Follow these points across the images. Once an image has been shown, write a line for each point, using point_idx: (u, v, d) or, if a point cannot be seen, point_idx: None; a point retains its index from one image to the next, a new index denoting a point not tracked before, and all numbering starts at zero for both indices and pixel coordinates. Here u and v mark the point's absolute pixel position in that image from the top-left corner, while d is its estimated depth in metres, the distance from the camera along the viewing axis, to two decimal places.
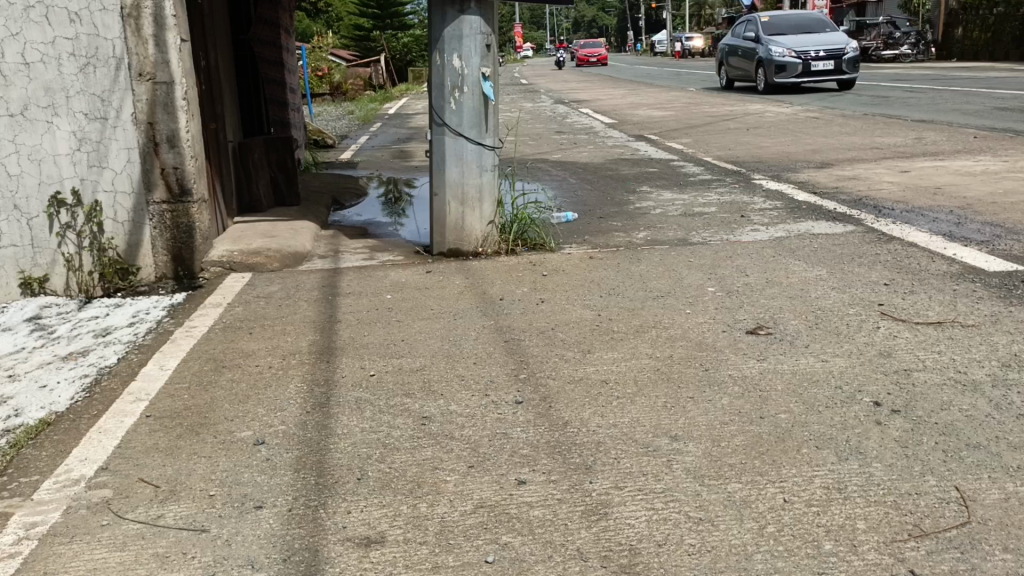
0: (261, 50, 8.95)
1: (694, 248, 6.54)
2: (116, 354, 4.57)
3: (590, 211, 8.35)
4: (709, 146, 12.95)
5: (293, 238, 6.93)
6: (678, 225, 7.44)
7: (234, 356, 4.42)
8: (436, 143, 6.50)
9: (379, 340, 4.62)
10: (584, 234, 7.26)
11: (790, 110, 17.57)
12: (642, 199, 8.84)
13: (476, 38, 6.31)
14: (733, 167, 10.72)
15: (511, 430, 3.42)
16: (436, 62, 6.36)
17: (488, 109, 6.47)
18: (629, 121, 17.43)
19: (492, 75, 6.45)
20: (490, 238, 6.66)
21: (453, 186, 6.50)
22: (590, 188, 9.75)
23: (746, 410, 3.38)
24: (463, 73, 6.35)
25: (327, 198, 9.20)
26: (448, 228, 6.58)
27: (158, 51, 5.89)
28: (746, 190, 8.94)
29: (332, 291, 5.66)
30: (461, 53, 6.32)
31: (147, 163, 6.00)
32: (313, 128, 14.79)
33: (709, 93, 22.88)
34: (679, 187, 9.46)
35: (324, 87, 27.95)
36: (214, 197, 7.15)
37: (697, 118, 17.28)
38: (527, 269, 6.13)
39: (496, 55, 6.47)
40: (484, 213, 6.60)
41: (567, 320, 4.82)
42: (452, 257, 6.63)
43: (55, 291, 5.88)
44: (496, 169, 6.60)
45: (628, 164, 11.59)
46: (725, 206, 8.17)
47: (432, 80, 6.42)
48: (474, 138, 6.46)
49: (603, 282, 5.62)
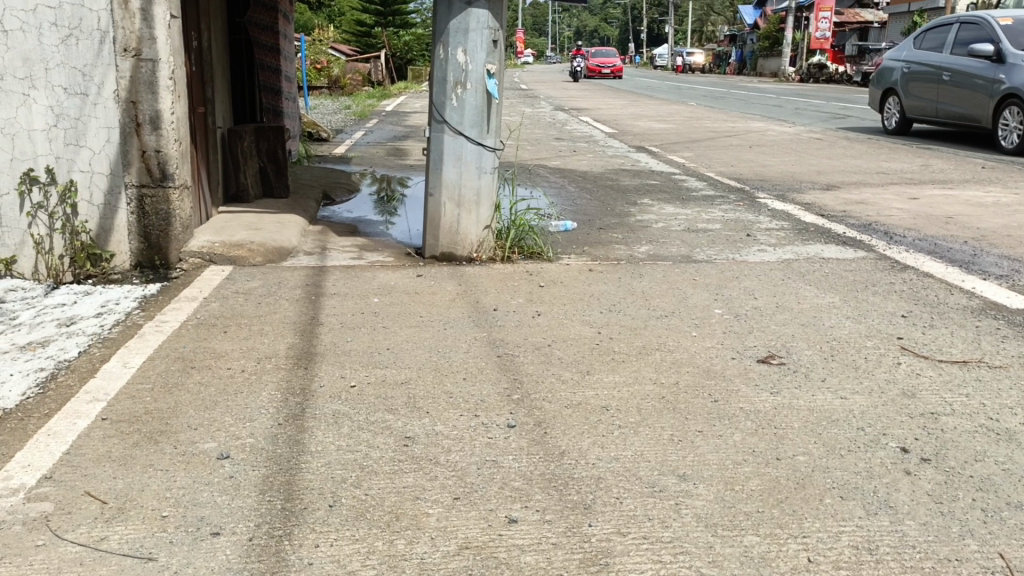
0: (258, 36, 8.63)
1: (699, 266, 6.29)
2: (77, 348, 4.19)
3: (590, 221, 8.07)
4: (711, 161, 12.74)
5: (279, 232, 6.61)
6: (681, 240, 7.18)
7: (204, 357, 4.08)
8: (435, 141, 6.20)
9: (363, 347, 4.31)
10: (583, 244, 6.96)
11: (793, 129, 17.42)
12: (644, 212, 8.58)
13: (482, 33, 6.01)
14: (738, 184, 10.48)
15: (502, 458, 3.13)
16: (439, 56, 6.07)
17: (491, 107, 6.14)
18: (630, 132, 17.23)
19: (498, 72, 6.12)
20: (486, 243, 6.33)
21: (450, 187, 6.20)
22: (590, 197, 9.48)
23: (760, 450, 3.13)
24: (467, 68, 6.05)
25: (317, 192, 8.86)
26: (442, 231, 6.28)
27: (146, 26, 5.54)
28: (751, 209, 8.73)
29: (316, 290, 5.33)
30: (466, 47, 6.02)
31: (127, 143, 5.66)
32: (308, 120, 14.48)
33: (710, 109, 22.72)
34: (682, 202, 9.20)
35: (321, 80, 27.59)
36: (198, 184, 6.82)
37: (699, 132, 17.08)
38: (523, 278, 5.82)
39: (504, 52, 6.16)
40: (482, 216, 6.27)
41: (565, 337, 4.53)
42: (445, 261, 6.33)
43: (22, 274, 5.50)
44: (496, 171, 6.29)
45: (629, 175, 11.34)
46: (730, 224, 7.93)
47: (434, 74, 6.14)
48: (474, 138, 6.14)
49: (604, 297, 5.33)
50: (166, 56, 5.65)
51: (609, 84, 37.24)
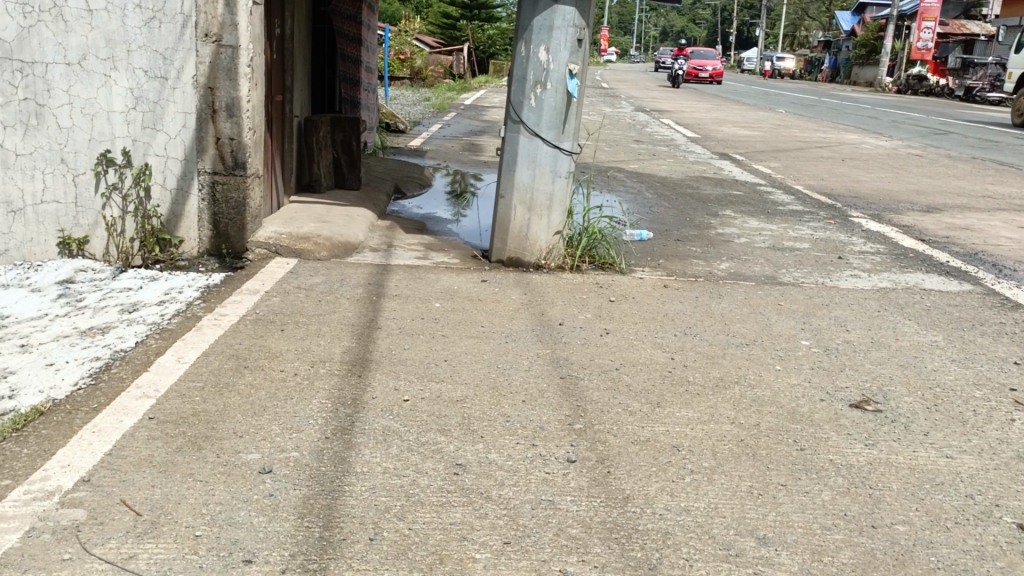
0: (341, 25, 8.56)
1: (784, 289, 5.92)
2: (135, 337, 4.07)
3: (668, 231, 7.72)
4: (799, 173, 12.19)
5: (346, 226, 6.49)
6: (764, 259, 6.77)
7: (258, 356, 3.94)
8: (510, 141, 5.96)
9: (421, 356, 4.10)
10: (657, 256, 6.62)
11: (888, 143, 16.61)
12: (725, 225, 8.18)
13: (567, 31, 5.74)
14: (828, 201, 9.94)
15: (558, 498, 2.89)
16: (520, 53, 5.82)
17: (571, 109, 5.88)
18: (713, 137, 16.68)
19: (580, 73, 5.86)
20: (555, 250, 6.07)
21: (522, 191, 5.95)
22: (669, 205, 9.13)
23: (853, 515, 2.92)
24: (548, 67, 5.78)
25: (389, 185, 8.75)
26: (511, 235, 6.04)
27: (228, 12, 5.44)
28: (843, 228, 8.27)
29: (379, 291, 5.17)
30: (549, 45, 5.75)
31: (202, 129, 5.60)
32: (386, 110, 14.45)
33: (798, 117, 21.90)
34: (766, 216, 8.76)
35: (403, 71, 27.76)
36: (270, 173, 6.76)
37: (786, 142, 16.40)
38: (593, 290, 5.53)
39: (588, 52, 5.88)
40: (552, 223, 6.01)
41: (636, 361, 4.25)
42: (511, 267, 6.08)
43: (93, 255, 5.52)
44: (570, 176, 6.01)
45: (710, 183, 10.92)
46: (819, 244, 7.48)
47: (513, 72, 5.88)
48: (551, 140, 5.88)
49: (679, 318, 5.01)
50: (247, 43, 5.56)
51: (694, 87, 36.43)
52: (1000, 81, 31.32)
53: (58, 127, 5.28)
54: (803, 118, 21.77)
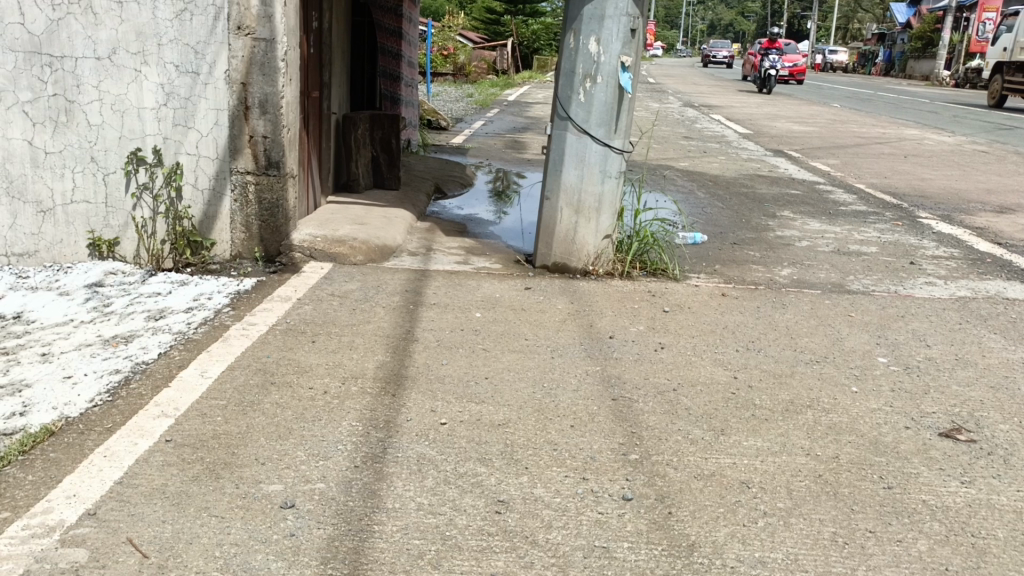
0: (382, 18, 8.20)
1: (853, 298, 5.50)
2: (159, 347, 3.83)
3: (723, 233, 7.30)
4: (859, 172, 11.64)
5: (385, 229, 6.22)
6: (828, 265, 6.32)
7: (286, 371, 3.68)
8: (557, 139, 5.62)
9: (460, 373, 3.79)
10: (713, 262, 6.23)
11: (951, 139, 15.88)
12: (783, 226, 7.72)
13: (620, 21, 5.36)
14: (893, 201, 9.38)
15: (614, 544, 2.56)
16: (569, 44, 5.47)
17: (623, 105, 5.51)
18: (765, 133, 16.11)
19: (633, 66, 5.48)
20: (604, 256, 5.71)
21: (570, 192, 5.61)
22: (723, 206, 8.69)
23: (956, 569, 2.57)
24: (599, 60, 5.42)
25: (430, 185, 8.47)
26: (557, 239, 5.69)
27: (262, 4, 5.20)
28: (911, 230, 7.78)
29: (416, 299, 4.88)
30: (600, 36, 5.39)
31: (235, 127, 5.35)
32: (428, 107, 14.20)
33: (855, 112, 21.11)
34: (828, 217, 8.27)
35: (447, 66, 27.53)
36: (307, 174, 6.52)
37: (843, 138, 15.77)
38: (645, 299, 5.17)
39: (641, 43, 5.50)
40: (601, 226, 5.65)
41: (696, 380, 3.88)
42: (557, 273, 5.74)
43: (124, 257, 5.35)
44: (621, 177, 5.64)
45: (765, 182, 10.44)
46: (888, 248, 6.99)
47: (561, 65, 5.54)
48: (601, 139, 5.52)
49: (740, 332, 4.62)
50: (282, 35, 5.29)
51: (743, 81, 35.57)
52: None
53: (88, 124, 5.13)
54: (859, 113, 20.98)
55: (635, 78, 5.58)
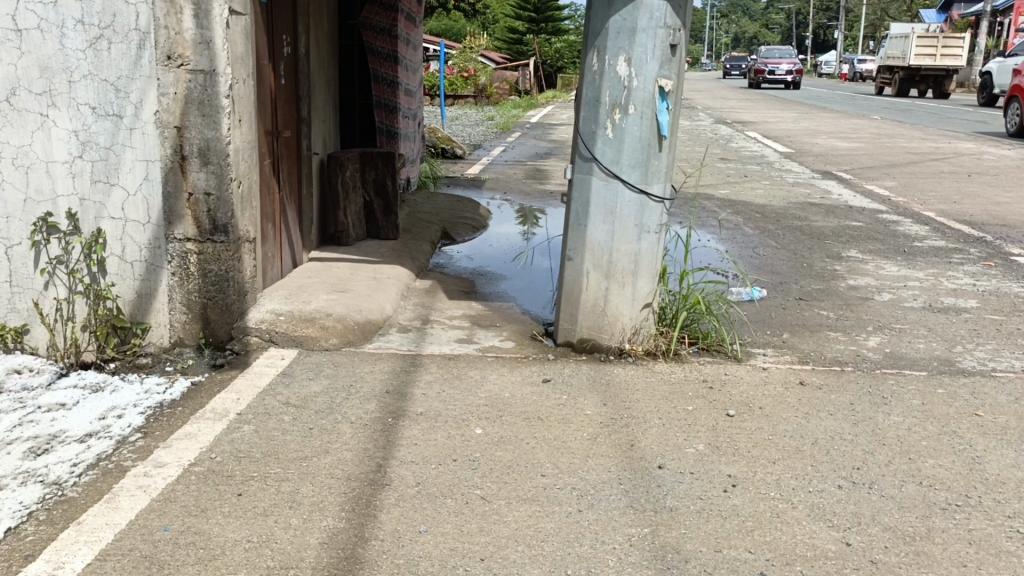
0: (374, 42, 6.85)
1: (975, 380, 4.16)
2: (9, 520, 2.70)
3: (784, 286, 6.04)
4: (925, 195, 10.22)
5: (370, 297, 5.05)
6: (925, 328, 5.02)
7: (185, 561, 2.50)
8: (579, 185, 4.46)
9: (442, 555, 2.57)
10: (779, 327, 5.02)
11: (1017, 153, 14.35)
12: (854, 272, 6.43)
13: (656, 35, 4.18)
14: (974, 232, 8.03)
15: None
16: (591, 66, 4.31)
17: (660, 142, 4.35)
18: (809, 151, 14.76)
19: (673, 91, 4.30)
20: (643, 329, 4.49)
21: (596, 251, 4.45)
22: (777, 246, 7.42)
23: None
24: (630, 84, 4.25)
25: (435, 229, 7.34)
26: (582, 310, 4.50)
27: (197, 26, 4.07)
28: (1013, 270, 6.39)
29: (398, 405, 3.69)
30: (630, 54, 4.21)
31: (171, 184, 4.20)
32: (442, 135, 13.14)
33: (900, 125, 19.63)
34: (904, 257, 6.96)
35: (468, 88, 26.68)
36: (279, 229, 5.46)
37: (895, 154, 14.34)
38: (700, 395, 3.93)
39: (683, 62, 4.31)
40: (638, 293, 4.45)
41: (793, 552, 2.63)
42: (583, 352, 4.54)
43: (35, 347, 4.17)
44: (661, 230, 4.48)
45: (820, 212, 9.12)
46: (993, 298, 5.64)
47: (582, 92, 4.38)
48: (636, 184, 4.35)
49: (837, 451, 3.35)
50: (226, 66, 4.16)
51: (775, 94, 34.12)
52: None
53: None
54: (905, 125, 19.53)
55: (676, 106, 4.40)
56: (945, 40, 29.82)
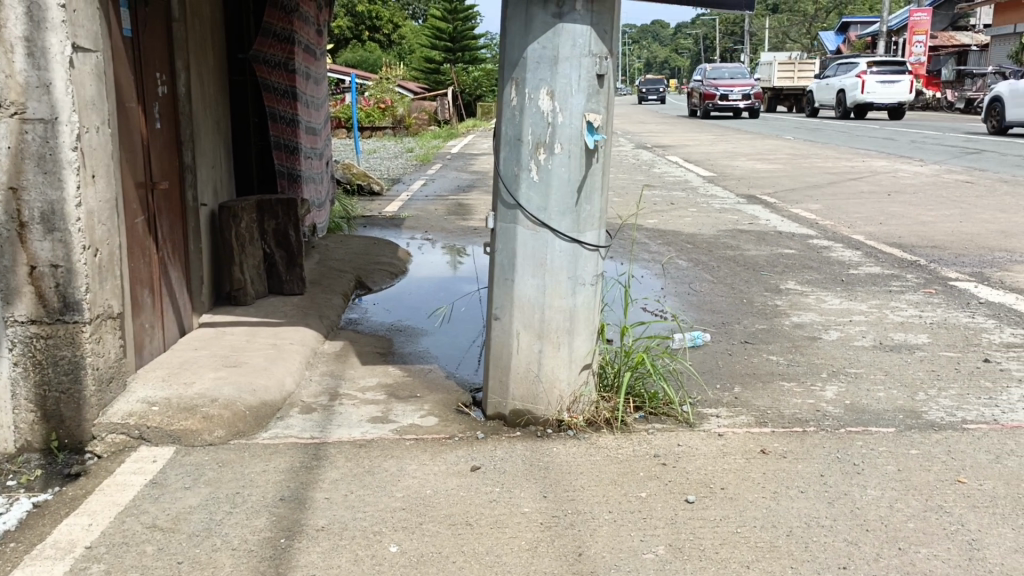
0: (268, 78, 6.20)
1: (946, 435, 3.76)
2: None
3: (727, 327, 5.63)
4: (852, 218, 10.12)
5: (267, 372, 4.37)
6: (882, 371, 4.65)
7: None
8: (503, 234, 3.92)
9: None
10: (729, 379, 4.56)
11: (929, 169, 14.63)
12: (796, 307, 6.09)
13: (580, 64, 3.69)
14: (907, 255, 7.86)
15: None
16: (509, 100, 3.79)
17: (592, 184, 3.84)
18: (731, 175, 14.72)
19: (604, 127, 3.80)
20: (584, 396, 3.94)
21: (527, 310, 3.89)
22: (713, 281, 7.05)
23: None
24: (554, 119, 3.73)
25: (348, 279, 6.67)
26: (514, 376, 3.93)
27: (31, 67, 3.38)
28: (955, 298, 6.15)
29: (293, 519, 3.05)
30: (553, 87, 3.71)
31: (6, 255, 3.47)
32: (358, 171, 12.49)
33: (814, 144, 19.99)
34: (844, 287, 6.67)
35: (386, 120, 26.08)
36: (159, 295, 4.74)
37: (815, 175, 14.42)
38: (652, 477, 3.39)
39: (613, 94, 3.82)
40: (576, 354, 3.91)
41: None
42: (516, 425, 3.95)
43: None
44: (598, 282, 3.96)
45: (751, 240, 8.86)
46: (942, 331, 5.34)
47: (501, 130, 3.86)
48: (567, 232, 3.83)
49: (815, 545, 2.87)
50: (70, 113, 3.45)
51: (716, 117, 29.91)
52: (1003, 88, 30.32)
53: None
54: (819, 144, 19.89)
55: (608, 143, 3.89)
56: (799, 64, 34.37)
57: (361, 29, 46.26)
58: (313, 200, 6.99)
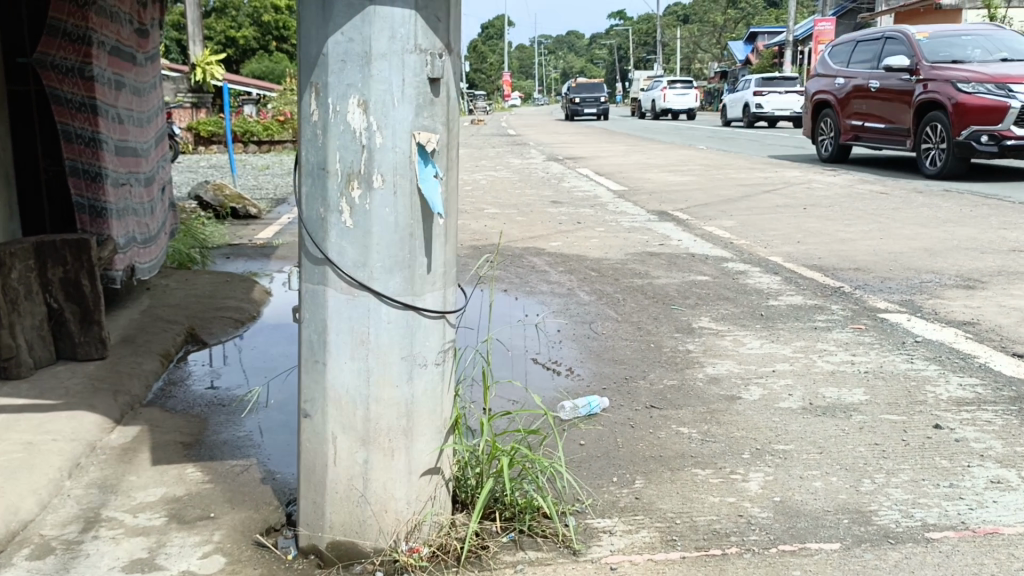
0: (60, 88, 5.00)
1: (905, 552, 2.85)
2: None
3: (630, 384, 4.67)
4: (768, 236, 9.43)
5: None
6: (816, 447, 3.74)
7: None
8: (309, 301, 2.75)
9: None
10: (627, 467, 3.58)
11: (843, 178, 14.25)
12: (711, 353, 5.20)
13: (405, 63, 2.58)
14: (829, 280, 7.12)
15: None
16: (308, 113, 2.64)
17: (429, 229, 2.72)
18: (643, 188, 13.99)
19: (443, 149, 2.69)
20: (428, 518, 2.85)
21: (345, 406, 2.73)
22: (617, 320, 6.10)
23: None
24: (371, 137, 2.60)
25: (177, 331, 5.42)
26: (330, 497, 2.79)
27: None
28: (889, 338, 5.37)
29: None
30: (366, 93, 2.57)
31: None
32: (234, 191, 11.16)
33: (726, 154, 19.59)
34: (763, 324, 5.84)
35: (285, 132, 24.44)
36: None
37: (728, 188, 13.83)
38: None
39: (453, 103, 2.73)
40: (415, 463, 2.80)
41: None
42: (335, 564, 2.82)
43: None
44: (442, 362, 2.85)
45: (661, 265, 8.02)
46: (878, 385, 4.52)
47: (300, 154, 2.69)
48: (396, 297, 2.70)
49: None
50: None
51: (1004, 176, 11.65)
52: None
53: None
54: (732, 154, 19.48)
55: (451, 170, 2.79)
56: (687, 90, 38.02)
57: (266, 38, 44.28)
58: (126, 237, 5.58)
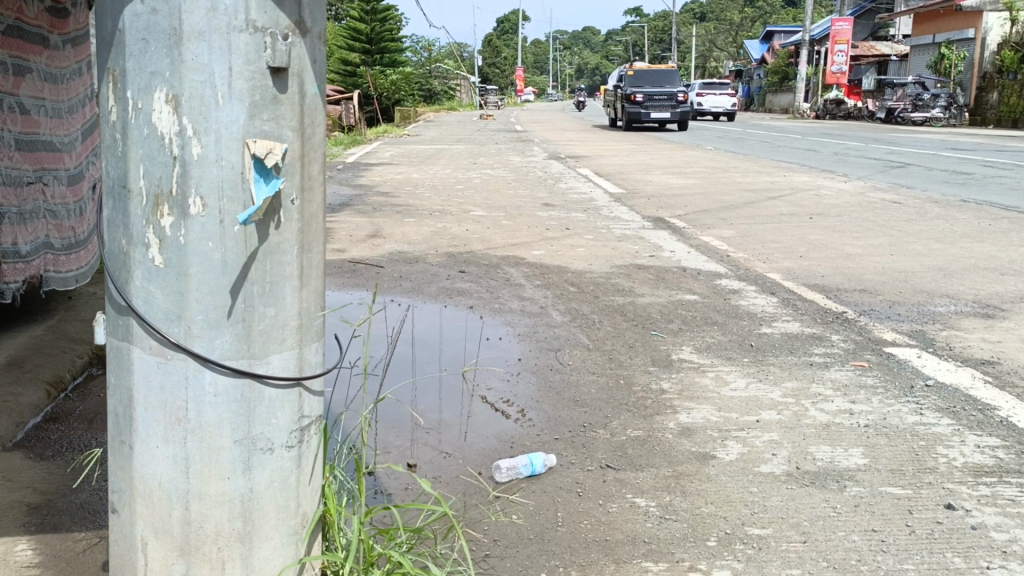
0: None
1: None
2: None
3: (588, 433, 3.98)
4: (768, 248, 8.71)
5: None
6: (799, 533, 3.04)
7: None
8: (116, 360, 2.07)
9: None
10: (563, 555, 2.89)
11: (855, 185, 13.49)
12: (687, 393, 4.51)
13: (230, 45, 1.87)
14: (830, 304, 6.40)
15: None
16: (107, 111, 1.95)
17: (271, 272, 2.02)
18: (642, 192, 13.27)
19: (289, 163, 1.99)
20: None
21: (158, 502, 2.05)
22: (588, 347, 5.40)
23: None
24: (184, 145, 1.90)
25: (81, 351, 4.77)
26: None
27: None
28: (896, 382, 4.64)
29: None
30: (176, 84, 1.87)
31: None
32: None
33: (733, 156, 18.81)
34: (752, 357, 5.12)
35: None
36: None
37: (732, 193, 13.08)
38: None
39: (307, 101, 2.02)
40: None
41: None
42: None
43: None
44: (295, 443, 2.16)
45: (648, 280, 7.31)
46: (881, 446, 3.80)
47: (101, 166, 2.01)
48: (223, 364, 2.00)
49: None
50: None
51: None
52: (920, 99, 30.13)
53: None
54: (739, 156, 18.71)
55: (310, 190, 2.09)
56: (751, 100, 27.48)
57: None
58: (29, 243, 5.10)
